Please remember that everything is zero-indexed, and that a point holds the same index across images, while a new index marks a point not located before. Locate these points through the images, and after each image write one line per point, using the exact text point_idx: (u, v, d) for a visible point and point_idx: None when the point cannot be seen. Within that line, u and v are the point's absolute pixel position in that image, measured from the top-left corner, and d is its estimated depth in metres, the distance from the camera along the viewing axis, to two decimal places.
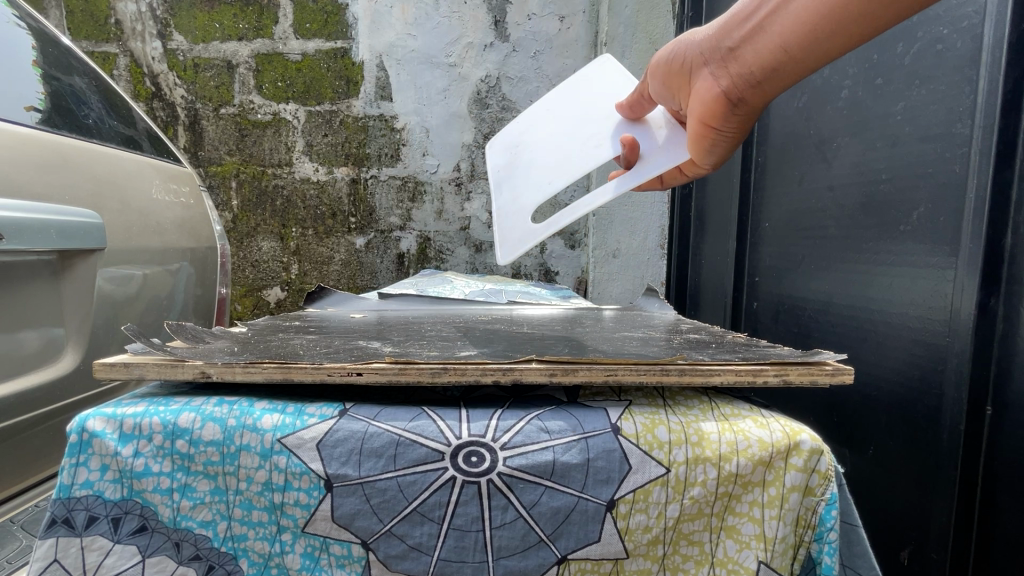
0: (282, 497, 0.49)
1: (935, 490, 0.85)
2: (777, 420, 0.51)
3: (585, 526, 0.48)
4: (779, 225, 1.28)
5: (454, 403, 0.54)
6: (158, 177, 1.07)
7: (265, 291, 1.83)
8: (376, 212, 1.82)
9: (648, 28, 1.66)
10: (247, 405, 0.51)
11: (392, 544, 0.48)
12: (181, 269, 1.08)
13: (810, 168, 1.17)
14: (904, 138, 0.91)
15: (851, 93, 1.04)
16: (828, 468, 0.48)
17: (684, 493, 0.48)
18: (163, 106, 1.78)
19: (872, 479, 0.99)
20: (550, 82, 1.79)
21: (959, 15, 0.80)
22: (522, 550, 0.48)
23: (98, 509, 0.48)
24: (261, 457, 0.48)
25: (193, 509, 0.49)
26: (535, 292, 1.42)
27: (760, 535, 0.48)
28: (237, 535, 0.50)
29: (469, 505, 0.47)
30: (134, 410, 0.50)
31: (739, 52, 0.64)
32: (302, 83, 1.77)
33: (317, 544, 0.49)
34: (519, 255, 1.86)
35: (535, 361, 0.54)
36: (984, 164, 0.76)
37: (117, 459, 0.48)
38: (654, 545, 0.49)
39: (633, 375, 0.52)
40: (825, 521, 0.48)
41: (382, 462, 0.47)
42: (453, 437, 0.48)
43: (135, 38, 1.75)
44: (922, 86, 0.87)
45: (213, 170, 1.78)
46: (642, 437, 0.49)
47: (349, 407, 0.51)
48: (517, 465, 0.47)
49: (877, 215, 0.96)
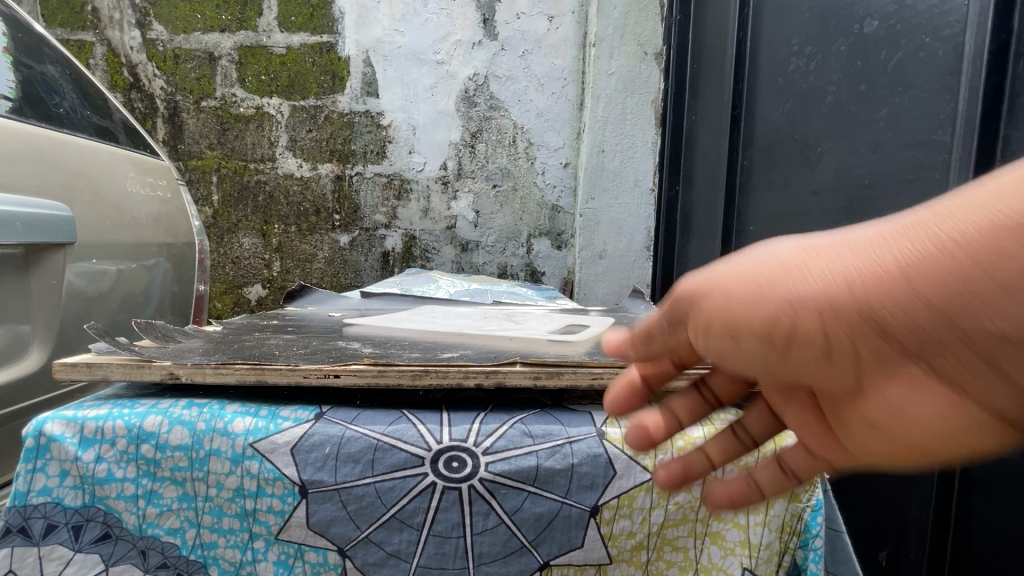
0: (254, 503, 0.47)
1: (914, 493, 0.85)
2: (763, 425, 0.50)
3: (569, 532, 0.47)
4: (763, 228, 1.29)
5: (435, 406, 0.52)
6: (133, 169, 1.04)
7: (245, 288, 1.79)
8: (360, 210, 1.79)
9: (636, 30, 1.67)
10: (219, 408, 0.49)
11: (369, 551, 0.46)
12: (157, 265, 1.04)
13: (794, 173, 1.17)
14: (887, 144, 0.91)
15: (835, 98, 1.04)
16: (814, 474, 0.48)
17: (669, 499, 0.47)
18: (142, 97, 1.73)
19: (852, 481, 1.00)
20: (538, 82, 1.78)
21: (940, 24, 0.81)
22: (504, 557, 0.47)
23: (57, 517, 0.46)
24: (232, 462, 0.46)
25: (159, 516, 0.47)
26: (522, 292, 1.41)
27: (744, 541, 0.48)
28: (207, 543, 0.48)
29: (450, 511, 0.46)
30: (96, 414, 0.47)
31: (934, 354, 0.26)
32: (285, 77, 1.74)
33: (291, 552, 0.47)
34: (505, 254, 1.83)
35: (519, 363, 0.53)
36: (964, 171, 0.77)
37: (78, 465, 0.46)
38: (638, 551, 0.48)
39: (618, 378, 0.51)
40: (810, 527, 0.47)
41: (359, 468, 0.46)
42: (433, 442, 0.46)
43: (113, 27, 1.70)
44: (905, 92, 0.88)
45: (193, 164, 1.74)
46: (627, 442, 0.48)
47: (326, 410, 0.50)
48: (499, 471, 0.46)
49: (860, 219, 0.97)
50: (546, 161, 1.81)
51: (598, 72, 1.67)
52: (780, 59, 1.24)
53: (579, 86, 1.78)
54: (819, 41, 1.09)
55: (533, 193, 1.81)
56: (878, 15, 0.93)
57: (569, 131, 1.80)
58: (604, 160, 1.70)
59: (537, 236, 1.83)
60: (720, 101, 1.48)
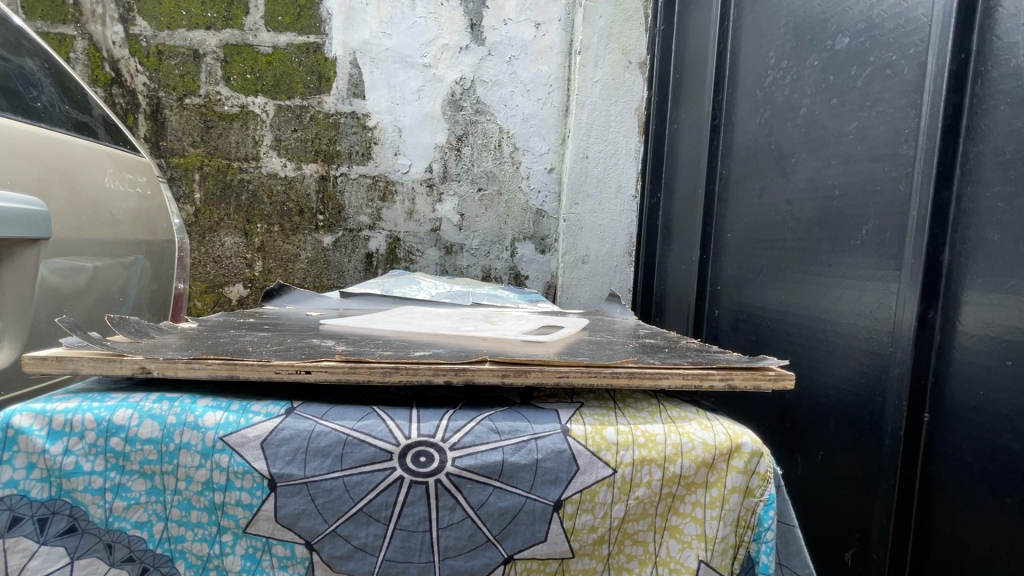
0: (223, 497, 0.47)
1: (876, 495, 0.88)
2: (721, 423, 0.53)
3: (533, 526, 0.48)
4: (740, 236, 1.32)
5: (406, 403, 0.53)
6: (112, 165, 1.03)
7: (226, 288, 1.78)
8: (345, 210, 1.79)
9: (621, 39, 1.70)
10: (190, 402, 0.50)
11: (337, 544, 0.47)
12: (136, 262, 1.03)
13: (769, 183, 1.21)
14: (855, 157, 0.95)
15: (808, 110, 1.08)
16: (767, 470, 0.50)
17: (630, 494, 0.49)
18: (123, 93, 1.71)
19: (819, 484, 1.03)
20: (524, 88, 1.80)
21: (906, 43, 0.85)
22: (470, 550, 0.48)
23: (23, 510, 0.46)
24: (201, 456, 0.47)
25: (127, 509, 0.48)
26: (504, 295, 1.42)
27: (701, 534, 0.50)
28: (174, 536, 0.48)
29: (417, 505, 0.47)
30: (65, 406, 0.48)
31: None
32: (272, 76, 1.74)
33: (259, 545, 0.48)
34: (489, 257, 1.84)
35: (488, 362, 0.54)
36: (925, 184, 0.80)
37: (45, 457, 0.46)
38: (600, 545, 0.50)
39: (584, 377, 0.53)
40: (763, 522, 0.50)
41: (328, 462, 0.47)
42: (402, 437, 0.47)
43: (95, 21, 1.68)
44: (872, 107, 0.91)
45: (175, 162, 1.72)
46: (591, 438, 0.49)
47: (297, 405, 0.51)
48: (465, 465, 0.47)
49: (830, 229, 1.00)
50: (531, 166, 1.83)
51: (583, 79, 1.69)
52: (757, 71, 1.27)
53: (564, 93, 1.81)
54: (794, 55, 1.13)
55: (518, 197, 1.83)
56: (849, 32, 0.97)
57: (554, 137, 1.82)
58: (587, 166, 1.72)
59: (521, 239, 1.85)
60: (700, 111, 1.52)
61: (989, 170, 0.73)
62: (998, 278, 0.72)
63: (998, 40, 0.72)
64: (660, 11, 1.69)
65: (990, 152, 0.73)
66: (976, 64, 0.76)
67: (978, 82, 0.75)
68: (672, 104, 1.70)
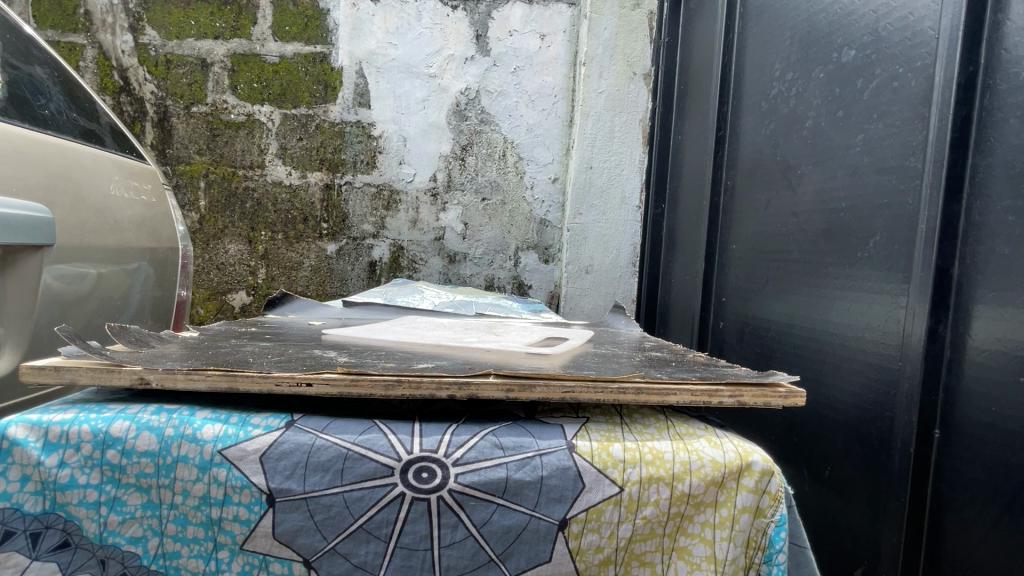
0: (220, 512, 0.46)
1: (886, 514, 0.87)
2: (730, 440, 0.51)
3: (537, 545, 0.47)
4: (745, 248, 1.31)
5: (408, 416, 0.52)
6: (119, 173, 1.03)
7: (229, 295, 1.77)
8: (349, 219, 1.79)
9: (626, 51, 1.71)
10: (188, 414, 0.49)
11: (336, 562, 0.46)
12: (139, 269, 1.03)
13: (775, 194, 1.20)
14: (862, 169, 0.94)
15: (814, 122, 1.07)
16: (777, 490, 0.49)
17: (636, 513, 0.48)
18: (131, 101, 1.72)
19: (827, 500, 1.01)
20: (529, 98, 1.80)
21: (913, 56, 0.85)
22: (472, 569, 0.47)
23: (16, 523, 0.45)
24: (199, 469, 0.46)
25: (121, 524, 0.47)
26: (508, 305, 1.41)
27: (710, 556, 0.49)
28: (170, 552, 0.47)
29: (418, 523, 0.46)
30: (62, 418, 0.47)
31: None
32: (278, 86, 1.75)
33: (256, 563, 0.47)
34: (492, 267, 1.83)
35: (493, 375, 0.53)
36: (934, 197, 0.79)
37: (40, 470, 0.45)
38: (605, 565, 0.48)
39: (590, 392, 0.52)
40: (774, 543, 0.49)
41: (328, 477, 0.46)
42: (403, 452, 0.46)
43: (105, 30, 1.70)
44: (880, 120, 0.91)
45: (181, 169, 1.72)
46: (596, 455, 0.48)
47: (297, 418, 0.50)
48: (469, 482, 0.46)
49: (837, 241, 0.99)
50: (536, 176, 1.83)
51: (587, 90, 1.69)
52: (762, 83, 1.27)
53: (568, 103, 1.81)
54: (800, 67, 1.13)
55: (522, 207, 1.83)
56: (854, 45, 0.97)
57: (557, 147, 1.83)
58: (591, 176, 1.72)
59: (524, 249, 1.84)
60: (705, 123, 1.51)
61: (998, 183, 0.72)
62: (1009, 293, 0.70)
63: (1005, 53, 0.72)
64: (665, 23, 1.70)
65: (1000, 166, 0.72)
66: (985, 77, 0.75)
67: (986, 95, 0.75)
68: (676, 116, 1.70)
